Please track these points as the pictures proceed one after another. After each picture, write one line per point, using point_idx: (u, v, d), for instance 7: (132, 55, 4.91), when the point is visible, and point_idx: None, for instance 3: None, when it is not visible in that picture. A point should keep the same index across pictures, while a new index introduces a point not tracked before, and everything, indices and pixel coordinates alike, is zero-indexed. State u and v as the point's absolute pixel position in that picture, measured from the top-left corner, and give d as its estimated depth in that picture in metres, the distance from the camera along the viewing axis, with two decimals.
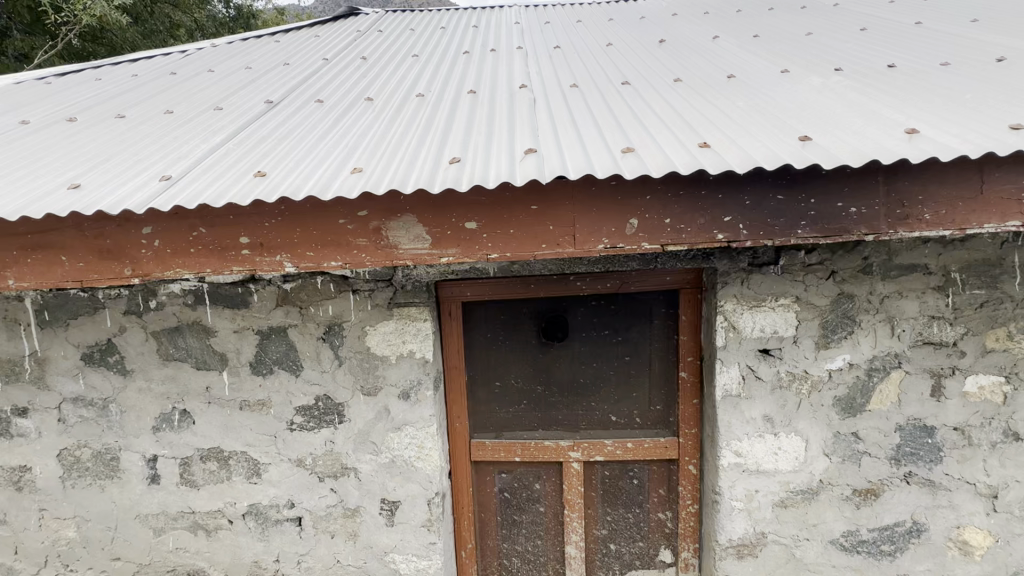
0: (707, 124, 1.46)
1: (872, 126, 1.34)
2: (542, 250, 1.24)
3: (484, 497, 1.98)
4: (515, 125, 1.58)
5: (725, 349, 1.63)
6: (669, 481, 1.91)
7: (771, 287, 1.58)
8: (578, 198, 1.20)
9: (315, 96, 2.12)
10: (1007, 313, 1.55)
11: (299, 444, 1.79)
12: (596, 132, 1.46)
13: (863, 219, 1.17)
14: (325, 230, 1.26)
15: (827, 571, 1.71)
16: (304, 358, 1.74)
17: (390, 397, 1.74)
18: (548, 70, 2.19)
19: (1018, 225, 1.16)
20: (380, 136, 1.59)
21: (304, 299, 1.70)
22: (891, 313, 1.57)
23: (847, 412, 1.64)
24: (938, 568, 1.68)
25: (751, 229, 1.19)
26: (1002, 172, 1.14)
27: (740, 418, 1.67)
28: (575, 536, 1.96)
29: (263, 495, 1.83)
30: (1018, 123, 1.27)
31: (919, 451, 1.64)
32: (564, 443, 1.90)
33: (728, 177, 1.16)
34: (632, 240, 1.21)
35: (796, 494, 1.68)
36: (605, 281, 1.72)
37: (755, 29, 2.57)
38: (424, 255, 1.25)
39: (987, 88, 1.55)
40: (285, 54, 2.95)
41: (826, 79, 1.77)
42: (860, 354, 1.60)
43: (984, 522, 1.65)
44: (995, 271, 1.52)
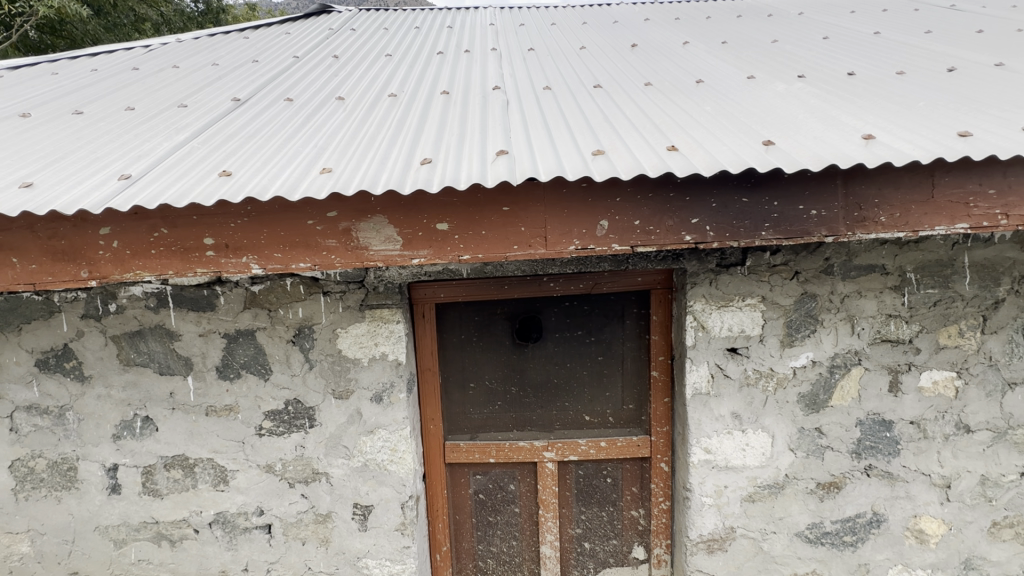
0: (676, 127, 1.48)
1: (832, 131, 1.40)
2: (514, 251, 1.24)
3: (459, 499, 1.98)
4: (488, 126, 1.58)
5: (694, 348, 1.67)
6: (642, 479, 1.94)
7: (739, 287, 1.62)
8: (549, 200, 1.21)
9: (285, 94, 2.08)
10: (957, 311, 1.62)
11: (268, 449, 1.75)
12: (567, 134, 1.48)
13: (823, 221, 1.21)
14: (293, 230, 1.23)
15: (792, 562, 1.76)
16: (274, 362, 1.71)
17: (362, 400, 1.72)
18: (523, 72, 2.21)
19: (966, 227, 1.21)
20: (352, 136, 1.57)
21: (272, 301, 1.66)
22: (852, 312, 1.63)
23: (810, 408, 1.69)
24: (897, 556, 1.75)
25: (717, 231, 1.21)
26: (951, 176, 1.19)
27: (710, 415, 1.70)
28: (550, 535, 1.97)
29: (231, 502, 1.79)
30: (966, 131, 1.34)
31: (878, 444, 1.70)
32: (539, 443, 1.90)
33: (696, 180, 1.19)
34: (602, 241, 1.22)
35: (762, 489, 1.73)
36: (578, 282, 1.73)
37: (723, 35, 2.63)
38: (395, 256, 1.24)
39: (939, 97, 1.62)
40: (254, 51, 2.89)
41: (790, 85, 1.83)
42: (823, 351, 1.66)
43: (939, 511, 1.72)
44: (947, 271, 1.60)
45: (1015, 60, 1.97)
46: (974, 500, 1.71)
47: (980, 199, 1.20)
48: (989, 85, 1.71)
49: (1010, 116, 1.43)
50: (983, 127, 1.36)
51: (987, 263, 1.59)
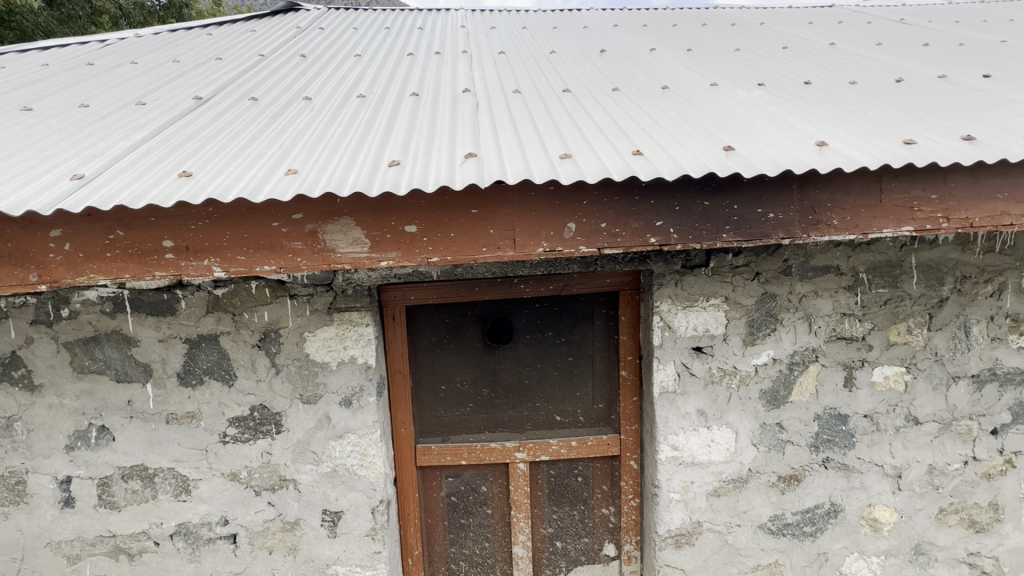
0: (640, 132, 1.52)
1: (788, 138, 1.45)
2: (482, 253, 1.25)
3: (431, 502, 1.97)
4: (457, 129, 1.59)
5: (661, 348, 1.71)
6: (612, 477, 1.97)
7: (703, 288, 1.67)
8: (518, 203, 1.22)
9: (249, 93, 2.04)
10: (906, 309, 1.71)
11: (233, 457, 1.71)
12: (536, 137, 1.50)
13: (780, 224, 1.26)
14: (257, 233, 1.21)
15: (756, 554, 1.82)
16: (238, 367, 1.66)
17: (331, 404, 1.70)
18: (493, 75, 2.22)
19: (912, 230, 1.28)
20: (319, 137, 1.55)
21: (237, 305, 1.62)
22: (809, 311, 1.70)
23: (771, 404, 1.75)
24: (854, 545, 1.83)
25: (681, 233, 1.25)
26: (897, 182, 1.26)
27: (677, 413, 1.75)
28: (522, 536, 1.98)
29: (194, 512, 1.73)
30: (911, 139, 1.42)
31: (835, 437, 1.78)
32: (510, 444, 1.91)
33: (659, 184, 1.22)
34: (570, 243, 1.24)
35: (727, 483, 1.78)
36: (547, 283, 1.75)
37: (688, 43, 2.70)
38: (363, 258, 1.23)
39: (887, 106, 1.71)
40: (218, 48, 2.82)
41: (750, 93, 1.89)
42: (782, 349, 1.72)
43: (891, 500, 1.81)
44: (896, 272, 1.68)
45: (957, 72, 2.09)
46: (923, 489, 1.80)
47: (924, 203, 1.27)
48: (933, 96, 1.81)
49: (950, 125, 1.52)
50: (926, 135, 1.44)
51: (932, 263, 1.68)
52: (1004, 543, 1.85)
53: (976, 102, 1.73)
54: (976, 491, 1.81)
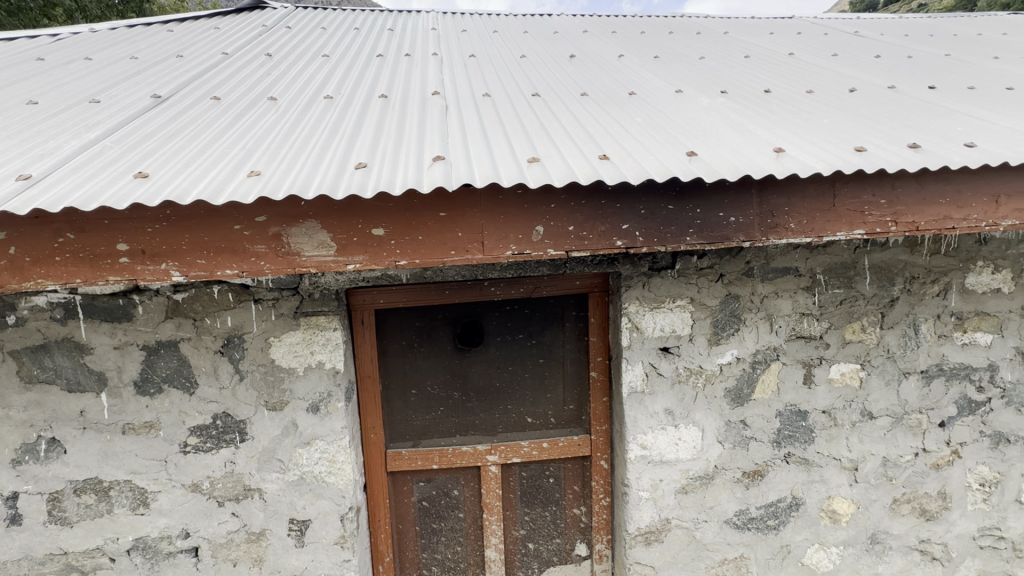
0: (607, 137, 1.55)
1: (748, 144, 1.51)
2: (451, 256, 1.25)
3: (402, 507, 1.95)
4: (426, 132, 1.58)
5: (629, 348, 1.74)
6: (583, 477, 1.99)
7: (669, 290, 1.71)
8: (486, 206, 1.22)
9: (211, 93, 1.98)
10: (860, 309, 1.79)
11: (194, 467, 1.65)
12: (505, 141, 1.51)
13: (740, 227, 1.30)
14: (219, 236, 1.18)
15: (723, 548, 1.87)
16: (199, 374, 1.61)
17: (298, 411, 1.66)
18: (463, 78, 2.22)
19: (863, 233, 1.34)
20: (285, 138, 1.53)
21: (198, 310, 1.58)
22: (770, 311, 1.76)
23: (735, 402, 1.81)
24: (814, 536, 1.90)
25: (646, 236, 1.28)
26: (849, 187, 1.32)
27: (645, 412, 1.78)
28: (494, 538, 1.98)
29: (152, 526, 1.67)
30: (862, 146, 1.48)
31: (796, 433, 1.84)
32: (482, 447, 1.91)
33: (625, 188, 1.24)
34: (538, 246, 1.25)
35: (694, 480, 1.82)
36: (518, 286, 1.76)
37: (655, 50, 2.77)
38: (329, 262, 1.22)
39: (841, 114, 1.79)
40: (179, 45, 2.73)
41: (713, 100, 1.95)
42: (745, 348, 1.78)
43: (848, 492, 1.88)
44: (851, 273, 1.76)
45: (905, 83, 2.20)
46: (877, 480, 1.89)
47: (874, 208, 1.33)
48: (883, 105, 1.90)
49: (897, 133, 1.60)
50: (876, 143, 1.51)
51: (884, 265, 1.76)
52: (952, 530, 1.95)
53: (921, 112, 1.82)
54: (926, 481, 1.91)
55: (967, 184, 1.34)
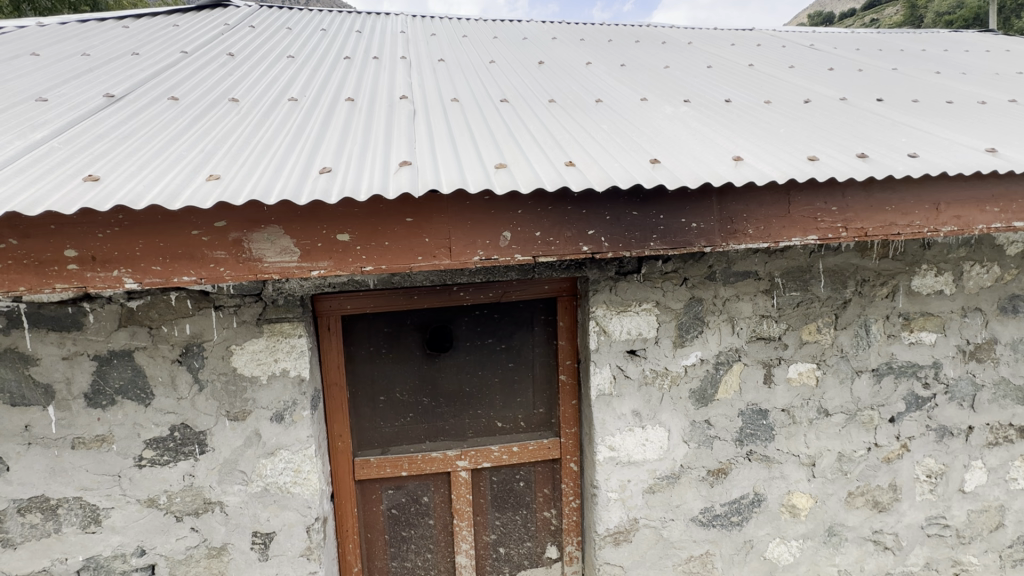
0: (574, 143, 1.57)
1: (709, 152, 1.55)
2: (418, 262, 1.24)
3: (371, 516, 1.92)
4: (393, 136, 1.57)
5: (597, 351, 1.76)
6: (553, 480, 2.00)
7: (636, 293, 1.75)
8: (453, 212, 1.23)
9: (169, 93, 1.92)
10: (816, 310, 1.87)
11: (150, 482, 1.59)
12: (472, 146, 1.51)
13: (702, 233, 1.34)
14: (176, 241, 1.14)
15: (689, 546, 1.91)
16: (156, 385, 1.55)
17: (261, 420, 1.62)
18: (432, 83, 2.22)
19: (817, 238, 1.40)
20: (246, 141, 1.49)
21: (154, 318, 1.52)
22: (732, 313, 1.82)
23: (700, 402, 1.85)
24: (775, 531, 1.96)
25: (612, 242, 1.30)
26: (803, 195, 1.38)
27: (613, 414, 1.81)
28: (465, 544, 1.97)
29: (104, 544, 1.59)
30: (815, 155, 1.55)
31: (757, 431, 1.90)
32: (452, 452, 1.90)
33: (590, 194, 1.27)
34: (505, 252, 1.26)
35: (661, 480, 1.86)
36: (487, 291, 1.77)
37: (622, 58, 2.83)
38: (292, 268, 1.19)
39: (796, 124, 1.87)
40: (135, 42, 2.64)
41: (677, 109, 2.01)
42: (709, 350, 1.83)
43: (807, 487, 1.96)
44: (806, 276, 1.83)
45: (855, 96, 2.32)
46: (833, 475, 1.97)
47: (826, 215, 1.40)
48: (835, 117, 1.99)
49: (848, 143, 1.68)
50: (828, 153, 1.59)
51: (837, 268, 1.84)
52: (902, 520, 2.05)
53: (870, 124, 1.92)
54: (878, 474, 2.00)
55: (910, 193, 1.42)
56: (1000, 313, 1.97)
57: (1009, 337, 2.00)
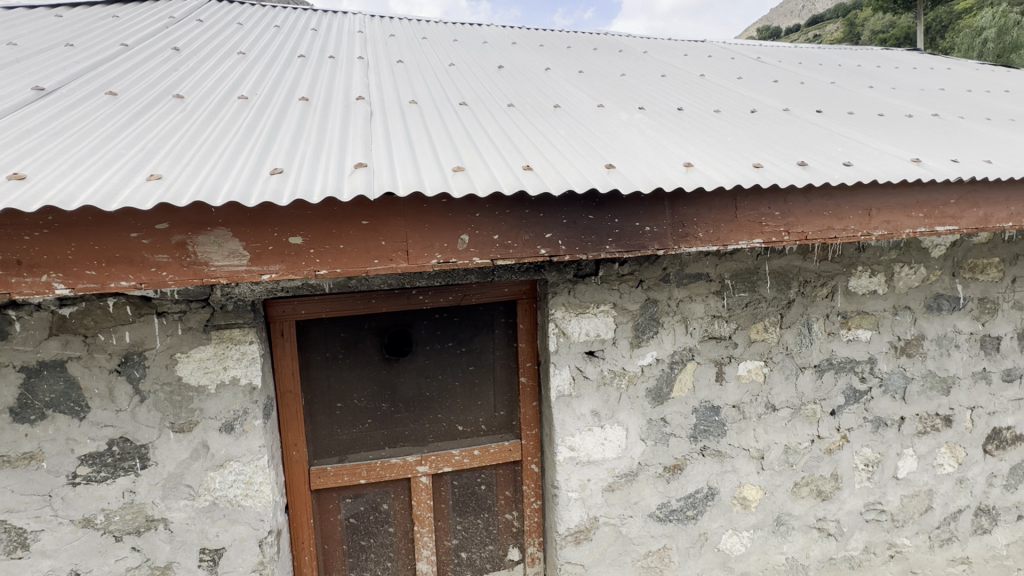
0: (531, 148, 1.59)
1: (661, 158, 1.61)
2: (375, 265, 1.22)
3: (328, 526, 1.87)
4: (348, 137, 1.54)
5: (557, 353, 1.79)
6: (514, 482, 2.01)
7: (593, 295, 1.78)
8: (409, 215, 1.22)
9: (107, 87, 1.82)
10: (763, 310, 1.96)
11: (85, 500, 1.49)
12: (429, 149, 1.51)
13: (655, 237, 1.38)
14: (112, 244, 1.08)
15: (647, 541, 1.96)
16: (92, 397, 1.46)
17: (208, 431, 1.55)
18: (390, 84, 2.19)
19: (762, 242, 1.47)
20: (192, 140, 1.43)
21: (89, 325, 1.43)
22: (685, 313, 1.88)
23: (656, 400, 1.91)
24: (728, 523, 2.04)
25: (568, 245, 1.32)
26: (749, 200, 1.44)
27: (573, 415, 1.84)
28: (426, 551, 1.94)
29: (33, 570, 1.48)
30: (760, 163, 1.63)
31: (710, 427, 1.97)
32: (412, 458, 1.88)
33: (547, 198, 1.28)
34: (464, 255, 1.26)
35: (620, 478, 1.90)
36: (446, 294, 1.76)
37: (580, 65, 2.88)
38: (241, 272, 1.15)
39: (742, 133, 1.96)
40: (69, 32, 2.48)
41: (631, 116, 2.06)
42: (664, 350, 1.88)
43: (756, 479, 2.05)
44: (753, 277, 1.92)
45: (797, 107, 2.45)
46: (781, 466, 2.07)
47: (770, 220, 1.47)
48: (778, 126, 2.10)
49: (789, 152, 1.77)
50: (771, 160, 1.67)
51: (781, 270, 1.94)
52: (843, 507, 2.17)
53: (810, 134, 2.03)
54: (821, 464, 2.11)
55: (845, 199, 1.51)
56: (926, 311, 2.13)
57: (934, 333, 2.16)
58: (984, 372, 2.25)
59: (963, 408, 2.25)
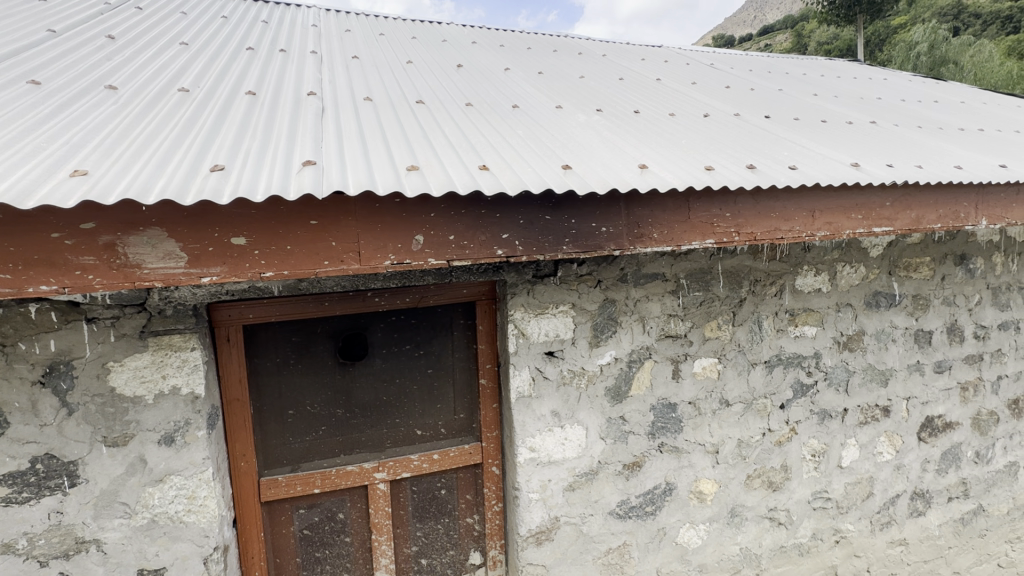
0: (488, 147, 1.58)
1: (617, 160, 1.63)
2: (325, 267, 1.18)
3: (280, 539, 1.79)
4: (296, 134, 1.48)
5: (516, 354, 1.78)
6: (475, 485, 1.99)
7: (552, 296, 1.79)
8: (361, 215, 1.18)
9: (30, 75, 1.68)
10: (716, 309, 2.02)
11: (5, 524, 1.37)
12: (383, 147, 1.47)
13: (611, 237, 1.39)
14: (30, 245, 0.99)
15: (607, 539, 1.98)
16: (11, 411, 1.34)
17: (146, 445, 1.45)
18: (344, 80, 2.13)
19: (713, 242, 1.51)
20: (124, 134, 1.34)
21: (8, 334, 1.32)
22: (642, 313, 1.91)
23: (615, 399, 1.93)
24: (685, 517, 2.09)
25: (525, 245, 1.31)
26: (701, 202, 1.47)
27: (532, 416, 1.83)
28: (385, 559, 1.89)
29: None
30: (711, 166, 1.68)
31: (667, 424, 2.01)
32: (369, 464, 1.83)
33: (503, 198, 1.27)
34: (418, 256, 1.23)
35: (580, 477, 1.91)
36: (403, 296, 1.72)
37: (540, 66, 2.89)
38: (178, 275, 1.09)
39: (695, 136, 2.01)
40: None
41: (589, 117, 2.08)
42: (622, 349, 1.91)
43: (712, 473, 2.10)
44: (707, 277, 1.98)
45: (747, 112, 2.54)
46: (734, 460, 2.13)
47: (722, 221, 1.50)
48: (729, 130, 2.17)
49: (739, 155, 1.83)
50: (722, 163, 1.72)
51: (733, 270, 2.01)
52: (793, 496, 2.26)
53: (759, 138, 2.11)
54: (772, 456, 2.19)
55: (791, 200, 1.57)
56: (866, 307, 2.25)
57: (874, 328, 2.28)
58: (918, 364, 2.39)
59: (900, 399, 2.39)
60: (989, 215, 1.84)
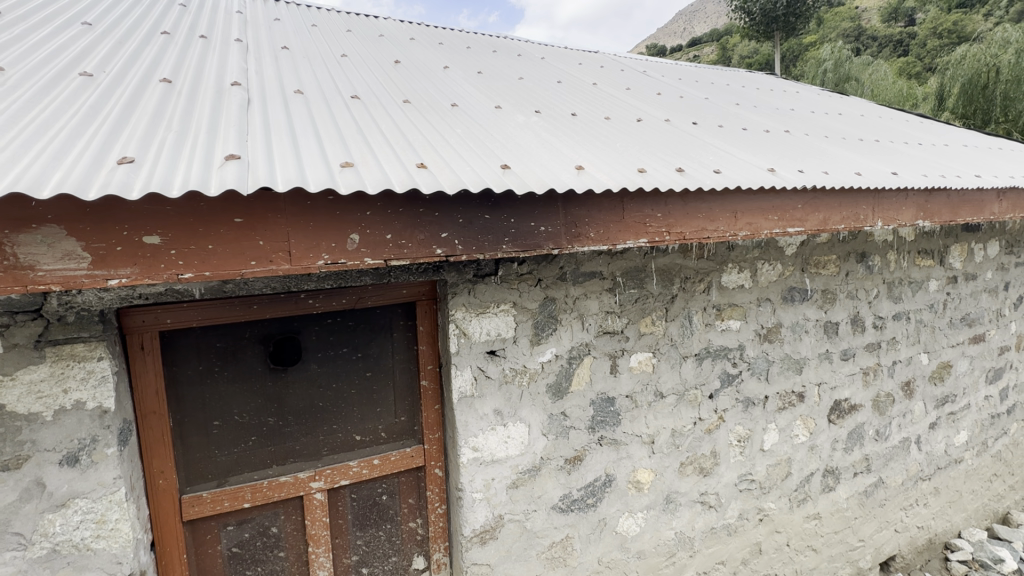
0: (425, 145, 1.56)
1: (554, 160, 1.66)
2: (251, 267, 1.11)
3: (205, 559, 1.68)
4: (218, 125, 1.39)
5: (458, 354, 1.77)
6: (418, 489, 1.96)
7: (493, 295, 1.79)
8: (291, 213, 1.12)
9: None
10: (650, 305, 2.11)
11: None
12: (313, 142, 1.41)
13: (549, 236, 1.42)
14: None
15: (550, 533, 2.01)
16: None
17: (44, 466, 1.31)
18: (273, 71, 2.02)
19: (646, 241, 1.57)
20: (12, 120, 1.20)
21: None
22: (582, 310, 1.97)
23: (556, 395, 1.97)
24: (624, 506, 2.17)
25: (464, 245, 1.30)
26: (635, 202, 1.54)
27: (475, 415, 1.83)
28: (323, 572, 1.81)
29: None
30: (644, 168, 1.75)
31: (606, 417, 2.08)
32: (304, 475, 1.74)
33: (442, 197, 1.26)
34: (354, 256, 1.19)
35: (523, 474, 1.93)
36: (339, 297, 1.66)
37: (479, 66, 2.89)
38: (80, 276, 0.99)
39: (628, 139, 2.09)
40: None
41: (527, 118, 2.11)
42: (563, 346, 1.95)
43: (648, 462, 2.20)
44: (641, 274, 2.06)
45: (677, 117, 2.68)
46: (668, 449, 2.24)
47: (654, 220, 1.57)
48: (659, 134, 2.28)
49: (668, 158, 1.93)
50: (652, 166, 1.80)
51: (665, 268, 2.11)
52: (721, 480, 2.41)
53: (687, 143, 2.23)
54: (703, 444, 2.32)
55: (716, 202, 1.67)
56: (783, 301, 2.43)
57: (790, 320, 2.47)
58: (828, 352, 2.62)
59: (813, 384, 2.61)
60: (884, 217, 2.06)
